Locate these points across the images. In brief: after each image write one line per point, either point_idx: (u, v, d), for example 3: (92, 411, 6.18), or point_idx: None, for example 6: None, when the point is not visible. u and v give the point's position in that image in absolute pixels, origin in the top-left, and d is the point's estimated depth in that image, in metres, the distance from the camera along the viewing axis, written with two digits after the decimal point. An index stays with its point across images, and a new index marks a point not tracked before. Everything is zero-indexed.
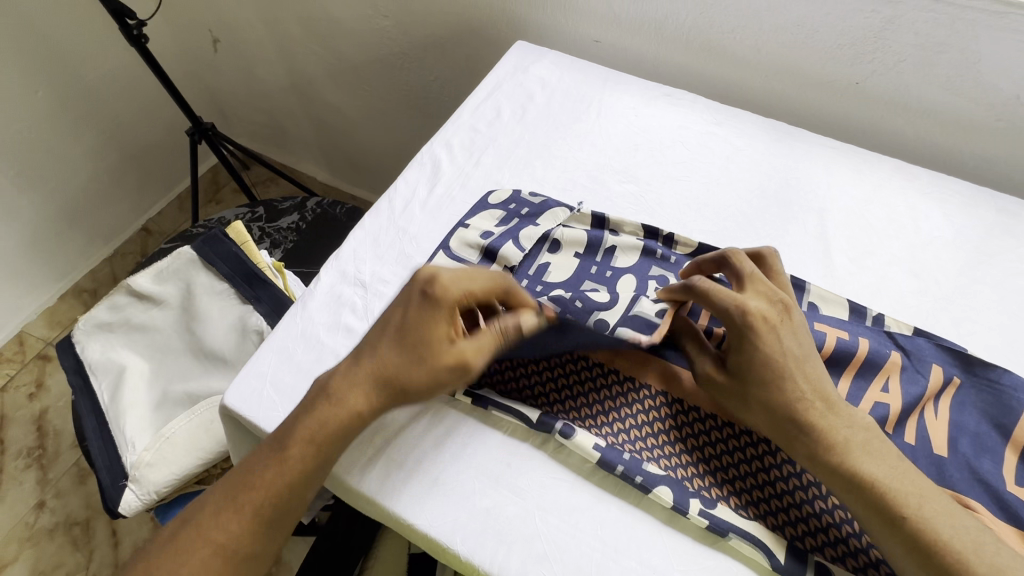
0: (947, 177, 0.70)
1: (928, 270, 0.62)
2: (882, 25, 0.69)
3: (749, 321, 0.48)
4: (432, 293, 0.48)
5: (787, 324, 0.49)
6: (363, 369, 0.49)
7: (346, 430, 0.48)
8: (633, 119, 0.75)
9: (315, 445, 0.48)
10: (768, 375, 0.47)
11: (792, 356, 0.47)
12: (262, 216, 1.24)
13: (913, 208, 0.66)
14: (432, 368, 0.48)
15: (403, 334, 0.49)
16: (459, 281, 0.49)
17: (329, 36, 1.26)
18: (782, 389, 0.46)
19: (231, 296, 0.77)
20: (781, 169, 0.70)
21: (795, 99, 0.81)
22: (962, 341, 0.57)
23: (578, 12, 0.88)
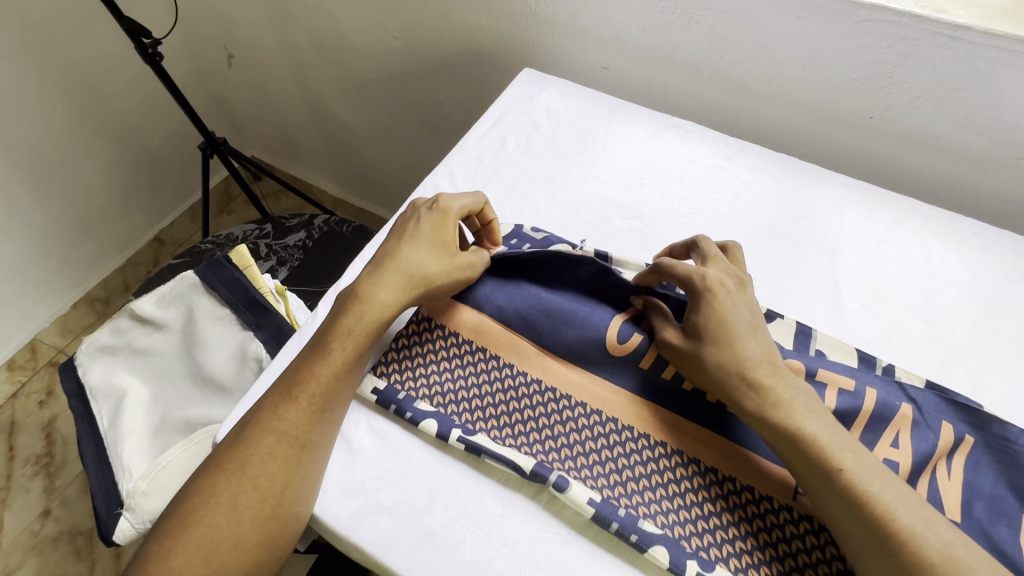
0: (965, 218, 0.67)
1: (943, 318, 0.59)
2: (898, 61, 0.67)
3: (707, 287, 0.52)
4: (437, 207, 0.60)
5: (741, 294, 0.53)
6: (388, 266, 0.57)
7: (327, 392, 0.52)
8: (640, 152, 0.74)
9: (300, 412, 0.51)
10: (721, 334, 0.51)
11: (743, 324, 0.51)
12: (270, 233, 1.24)
13: (928, 251, 0.64)
14: (434, 257, 0.57)
15: (422, 235, 0.59)
16: (457, 200, 0.60)
17: (340, 55, 1.27)
18: (732, 346, 0.50)
19: (232, 321, 0.77)
20: (791, 207, 0.68)
21: (808, 131, 0.79)
22: (978, 396, 0.54)
23: (587, 38, 0.87)
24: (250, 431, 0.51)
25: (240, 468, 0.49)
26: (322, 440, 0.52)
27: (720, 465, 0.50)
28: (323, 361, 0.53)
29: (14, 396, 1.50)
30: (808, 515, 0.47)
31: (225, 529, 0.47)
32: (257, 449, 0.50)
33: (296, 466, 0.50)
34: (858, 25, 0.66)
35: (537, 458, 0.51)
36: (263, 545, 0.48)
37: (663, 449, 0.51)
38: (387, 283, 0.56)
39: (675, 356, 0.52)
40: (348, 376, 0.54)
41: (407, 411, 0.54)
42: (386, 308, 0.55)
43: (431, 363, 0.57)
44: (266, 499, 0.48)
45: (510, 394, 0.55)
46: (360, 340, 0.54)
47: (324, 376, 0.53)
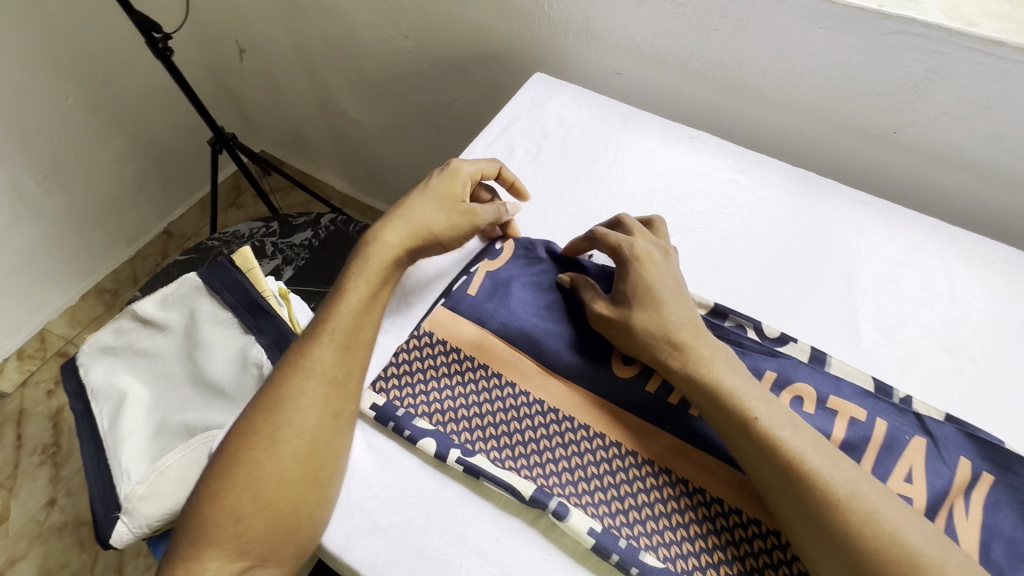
0: (990, 241, 0.65)
1: (963, 346, 0.57)
2: (925, 76, 0.64)
3: (636, 257, 0.57)
4: (449, 167, 0.64)
5: (665, 261, 0.58)
6: (395, 215, 0.61)
7: (351, 327, 0.54)
8: (652, 163, 0.72)
9: (328, 348, 0.53)
10: (651, 300, 0.54)
11: (668, 291, 0.55)
12: (276, 232, 1.24)
13: (950, 275, 0.62)
14: (443, 210, 0.61)
15: (429, 189, 0.62)
16: (470, 163, 0.65)
17: (350, 52, 1.25)
18: (659, 313, 0.54)
19: (234, 325, 0.76)
20: (808, 225, 0.66)
21: (828, 144, 0.77)
22: (1000, 430, 0.52)
23: (600, 43, 0.85)
24: (283, 377, 0.52)
25: (277, 408, 0.50)
26: (351, 376, 0.53)
27: (726, 496, 0.48)
28: (341, 307, 0.55)
29: (23, 384, 1.50)
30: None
31: (269, 469, 0.47)
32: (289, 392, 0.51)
33: (330, 402, 0.51)
34: (884, 37, 0.63)
35: (537, 482, 0.49)
36: (309, 473, 0.48)
37: (667, 477, 0.50)
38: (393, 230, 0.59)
39: (608, 327, 0.55)
40: (369, 317, 0.56)
41: (405, 428, 0.53)
42: (391, 250, 0.58)
43: (431, 379, 0.56)
44: (306, 434, 0.49)
45: (511, 414, 0.53)
46: (374, 284, 0.57)
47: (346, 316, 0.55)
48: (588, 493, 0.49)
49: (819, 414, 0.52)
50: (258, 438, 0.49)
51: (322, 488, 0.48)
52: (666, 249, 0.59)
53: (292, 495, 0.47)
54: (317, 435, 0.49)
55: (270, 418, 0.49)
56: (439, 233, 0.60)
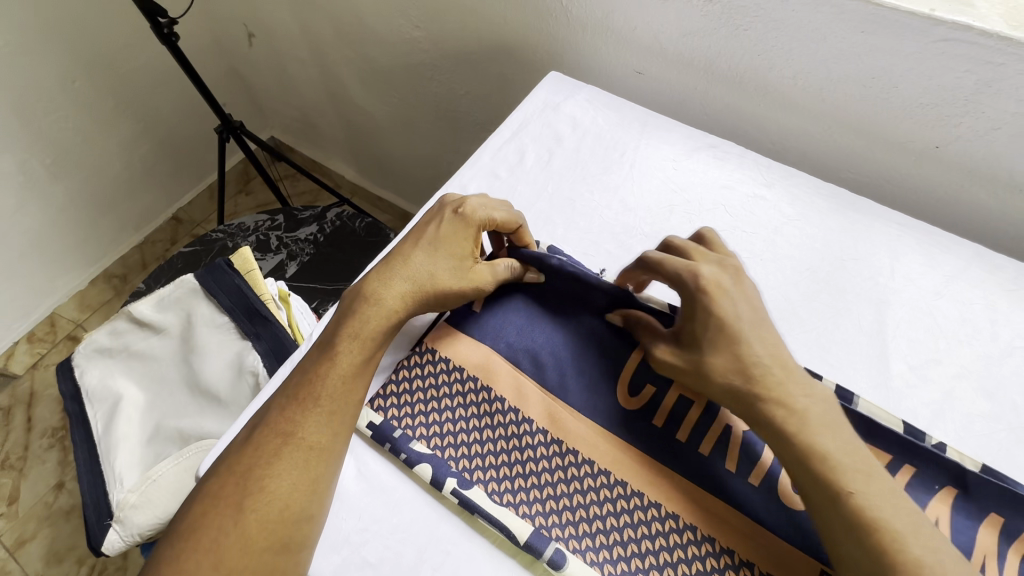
0: None
1: (1004, 389, 0.53)
2: (977, 88, 0.58)
3: (697, 283, 0.48)
4: (461, 212, 0.56)
5: (739, 289, 0.49)
6: (398, 270, 0.54)
7: (343, 388, 0.49)
8: (671, 174, 0.68)
9: (315, 410, 0.48)
10: (721, 337, 0.47)
11: (742, 320, 0.47)
12: (281, 225, 1.21)
13: (992, 308, 0.57)
14: (457, 270, 0.55)
15: (439, 239, 0.56)
16: (485, 207, 0.57)
17: (359, 40, 1.21)
18: (730, 351, 0.46)
19: (231, 330, 0.74)
20: (837, 247, 0.62)
21: (862, 157, 0.71)
22: None
23: (620, 40, 0.80)
24: (260, 434, 0.48)
25: (249, 473, 0.46)
26: (336, 439, 0.48)
27: (737, 546, 0.45)
28: (329, 361, 0.50)
29: (34, 366, 1.49)
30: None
31: (234, 539, 0.43)
32: (262, 453, 0.46)
33: (310, 467, 0.46)
34: (933, 45, 0.58)
35: (536, 523, 0.47)
36: (277, 551, 0.44)
37: (675, 523, 0.46)
38: (399, 288, 0.53)
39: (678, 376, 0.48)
40: (362, 374, 0.51)
41: (402, 451, 0.50)
42: (394, 312, 0.53)
43: (432, 399, 0.53)
44: (277, 503, 0.44)
45: (512, 444, 0.50)
46: (368, 342, 0.51)
47: (333, 372, 0.50)
48: (589, 536, 0.46)
49: None
50: (224, 503, 0.45)
51: (292, 562, 0.44)
52: (730, 269, 0.50)
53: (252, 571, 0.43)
54: (290, 503, 0.45)
55: (240, 479, 0.45)
56: (446, 298, 0.54)
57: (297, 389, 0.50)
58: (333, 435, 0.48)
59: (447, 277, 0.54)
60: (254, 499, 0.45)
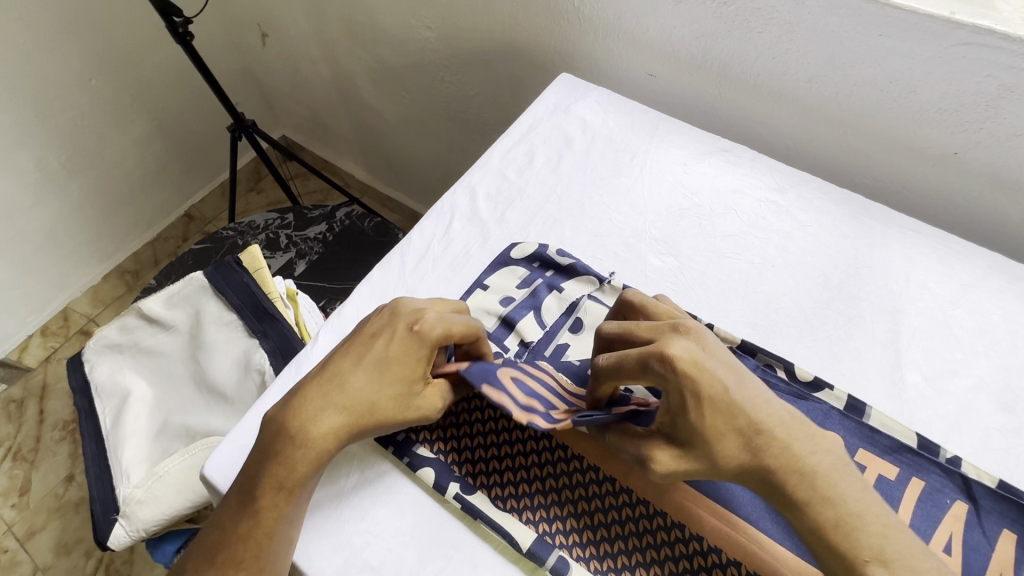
0: None
1: (1022, 403, 0.51)
2: (998, 93, 0.57)
3: (673, 369, 0.38)
4: (416, 331, 0.46)
5: (714, 355, 0.40)
6: (330, 399, 0.45)
7: (291, 504, 0.43)
8: (682, 178, 0.67)
9: (262, 524, 0.43)
10: (718, 425, 0.38)
11: (733, 393, 0.38)
12: (291, 223, 1.22)
13: (1010, 319, 0.55)
14: (404, 404, 0.46)
15: (384, 363, 0.46)
16: (443, 322, 0.47)
17: (371, 40, 1.21)
18: (731, 434, 0.38)
19: (239, 328, 0.74)
20: (850, 254, 0.60)
21: (878, 163, 0.70)
22: None
23: (632, 42, 0.79)
24: (202, 551, 0.43)
25: None
26: (285, 557, 0.43)
27: (744, 558, 0.44)
28: (280, 464, 0.43)
29: (47, 359, 1.50)
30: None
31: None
32: (205, 545, 0.43)
33: None
34: (953, 49, 0.57)
35: (538, 530, 0.46)
36: None
37: (681, 533, 0.45)
38: (340, 434, 0.44)
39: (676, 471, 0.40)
40: (311, 487, 0.44)
41: (405, 454, 0.50)
42: (318, 457, 0.44)
43: None
44: None
45: (517, 449, 0.50)
46: (313, 458, 0.43)
47: (281, 477, 0.43)
48: (592, 545, 0.46)
49: None
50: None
51: None
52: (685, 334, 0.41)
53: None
54: None
55: None
56: (384, 430, 0.46)
57: (248, 478, 0.44)
58: (283, 553, 0.43)
59: (389, 411, 0.45)
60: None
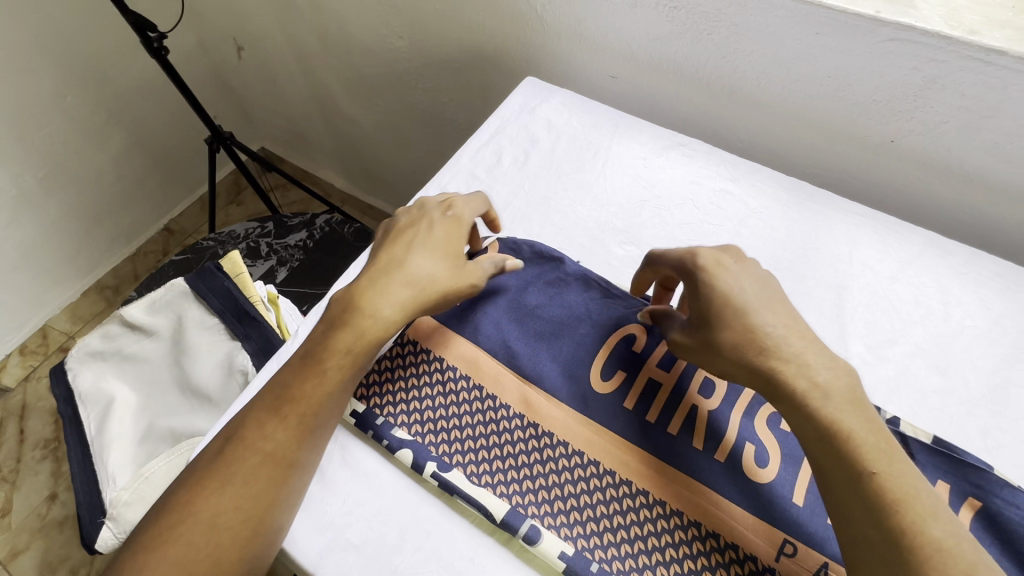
0: (986, 256, 0.63)
1: (956, 366, 0.56)
2: (923, 85, 0.62)
3: (698, 262, 0.51)
4: (450, 215, 0.59)
5: (740, 265, 0.51)
6: (394, 275, 0.54)
7: (328, 405, 0.50)
8: (642, 172, 0.71)
9: (299, 423, 0.49)
10: (726, 311, 0.48)
11: (745, 293, 0.48)
12: (271, 232, 1.23)
13: (944, 291, 0.60)
14: (455, 270, 0.56)
15: (434, 242, 0.57)
16: (468, 210, 0.60)
17: (345, 51, 1.24)
18: (741, 323, 0.47)
19: (221, 331, 0.76)
20: (799, 237, 0.65)
21: (825, 152, 0.75)
22: (988, 456, 0.50)
23: (593, 46, 0.83)
24: (234, 448, 0.48)
25: (222, 488, 0.46)
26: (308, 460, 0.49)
27: (703, 519, 0.47)
28: (347, 330, 0.51)
29: (26, 379, 1.49)
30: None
31: (223, 467, 0.47)
32: (266, 399, 0.50)
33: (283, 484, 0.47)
34: (881, 45, 0.61)
35: (512, 502, 0.49)
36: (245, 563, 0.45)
37: (645, 498, 0.49)
38: (406, 301, 0.53)
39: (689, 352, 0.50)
40: (345, 392, 0.51)
41: (384, 438, 0.53)
42: (390, 323, 0.52)
43: (413, 387, 0.55)
44: (248, 519, 0.45)
45: (491, 428, 0.53)
46: (358, 358, 0.51)
47: (347, 339, 0.51)
48: (563, 514, 0.48)
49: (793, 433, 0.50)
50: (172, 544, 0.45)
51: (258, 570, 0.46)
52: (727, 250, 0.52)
53: (227, 513, 0.45)
54: (263, 520, 0.46)
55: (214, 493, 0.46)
56: (445, 300, 0.55)
57: (287, 384, 0.50)
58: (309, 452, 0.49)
59: (447, 278, 0.55)
60: (249, 434, 0.48)
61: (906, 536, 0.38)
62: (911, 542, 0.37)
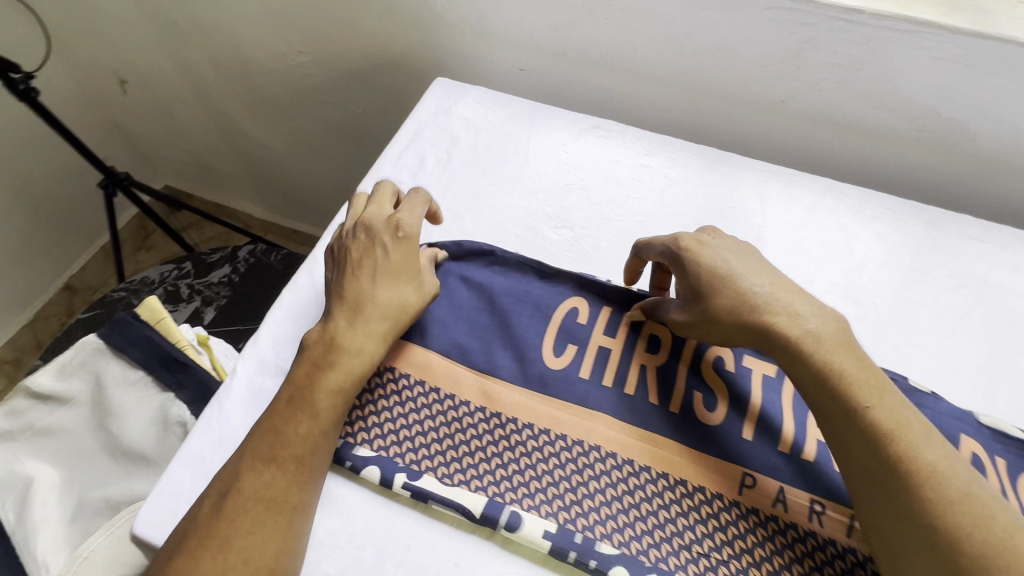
0: (876, 193, 0.70)
1: (865, 295, 0.61)
2: (801, 46, 0.68)
3: (679, 244, 0.54)
4: (404, 236, 0.55)
5: (718, 239, 0.55)
6: (368, 310, 0.52)
7: (327, 440, 0.48)
8: (564, 157, 0.73)
9: (300, 464, 0.47)
10: (716, 279, 0.51)
11: (729, 262, 0.52)
12: (190, 272, 1.15)
13: (846, 230, 0.66)
14: (424, 295, 0.55)
15: (397, 268, 0.54)
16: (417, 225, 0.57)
17: (243, 73, 1.18)
18: (732, 289, 0.50)
19: (149, 384, 0.71)
20: (716, 199, 0.69)
21: (727, 117, 0.80)
22: (904, 369, 0.56)
23: (499, 41, 0.84)
24: (231, 502, 0.44)
25: (226, 543, 0.43)
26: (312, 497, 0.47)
27: (670, 469, 0.50)
28: (331, 368, 0.50)
29: None
30: (755, 508, 0.48)
31: (219, 524, 0.43)
32: (256, 448, 0.47)
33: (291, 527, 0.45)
34: (759, 14, 0.66)
35: (488, 494, 0.49)
36: None
37: (615, 460, 0.50)
38: (369, 327, 0.51)
39: (690, 327, 0.53)
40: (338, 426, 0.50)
41: (346, 459, 0.51)
42: (371, 358, 0.51)
43: (367, 401, 0.53)
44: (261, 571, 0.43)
45: (455, 427, 0.52)
46: (345, 392, 0.50)
47: (321, 368, 0.50)
48: (540, 494, 0.49)
49: (739, 376, 0.53)
50: None
51: None
52: (706, 230, 0.57)
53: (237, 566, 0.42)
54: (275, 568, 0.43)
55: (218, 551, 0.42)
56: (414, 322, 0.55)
57: (275, 430, 0.47)
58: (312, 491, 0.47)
59: (418, 306, 0.54)
60: (245, 485, 0.45)
61: (904, 464, 0.42)
62: (904, 467, 0.42)
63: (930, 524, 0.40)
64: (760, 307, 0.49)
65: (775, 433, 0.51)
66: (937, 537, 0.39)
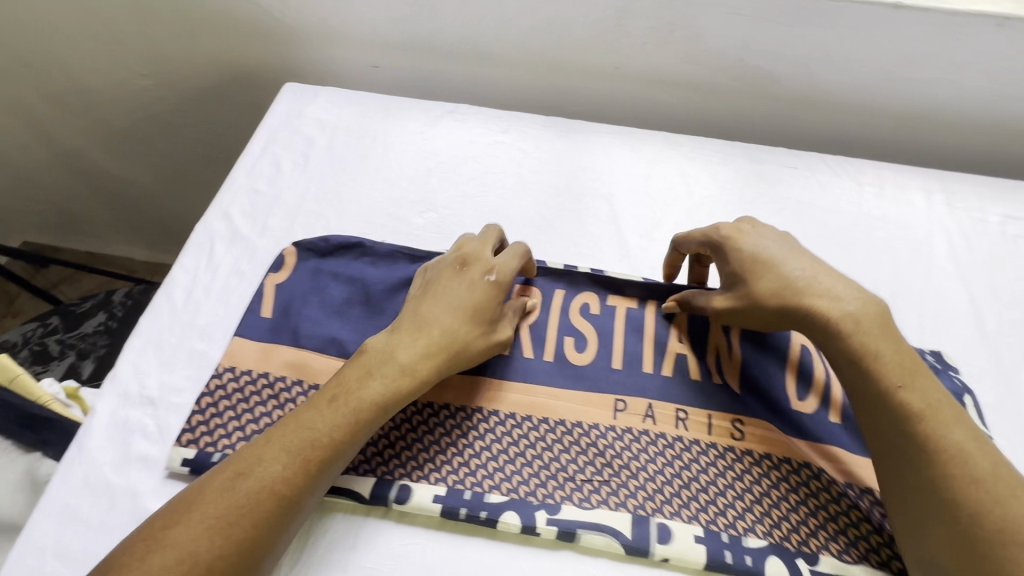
0: (707, 139, 0.77)
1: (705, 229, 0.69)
2: (618, 14, 0.74)
3: (722, 233, 0.55)
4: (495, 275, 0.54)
5: (758, 228, 0.56)
6: (429, 345, 0.50)
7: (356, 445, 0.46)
8: (422, 144, 0.74)
9: (319, 466, 0.44)
10: (755, 266, 0.52)
11: (772, 249, 0.53)
12: (57, 327, 1.06)
13: (684, 175, 0.73)
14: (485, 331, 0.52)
15: (460, 306, 0.52)
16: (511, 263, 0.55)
17: (85, 106, 1.10)
18: (776, 276, 0.51)
19: (12, 448, 0.65)
20: (568, 164, 0.74)
21: (574, 88, 0.85)
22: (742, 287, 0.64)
23: (346, 40, 0.85)
24: (235, 487, 0.42)
25: (214, 527, 0.41)
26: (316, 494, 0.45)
27: (548, 412, 0.54)
28: (377, 373, 0.48)
29: None
30: (630, 427, 0.53)
31: (214, 509, 0.41)
32: (286, 438, 0.45)
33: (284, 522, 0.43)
34: None
35: (379, 475, 0.50)
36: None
37: (497, 417, 0.53)
38: (400, 340, 0.50)
39: (734, 313, 0.53)
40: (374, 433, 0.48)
41: None
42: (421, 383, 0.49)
43: (245, 412, 0.53)
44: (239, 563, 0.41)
45: None
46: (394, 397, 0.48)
47: (370, 376, 0.48)
48: (429, 462, 0.51)
49: (600, 315, 0.59)
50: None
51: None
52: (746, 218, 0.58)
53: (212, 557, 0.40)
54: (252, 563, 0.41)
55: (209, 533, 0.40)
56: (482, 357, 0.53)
57: (312, 428, 0.45)
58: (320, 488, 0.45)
59: (484, 337, 0.52)
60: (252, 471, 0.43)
61: (930, 442, 0.43)
62: (947, 463, 0.42)
63: (964, 523, 0.41)
64: (803, 291, 0.49)
65: (637, 358, 0.57)
66: (973, 534, 0.40)
